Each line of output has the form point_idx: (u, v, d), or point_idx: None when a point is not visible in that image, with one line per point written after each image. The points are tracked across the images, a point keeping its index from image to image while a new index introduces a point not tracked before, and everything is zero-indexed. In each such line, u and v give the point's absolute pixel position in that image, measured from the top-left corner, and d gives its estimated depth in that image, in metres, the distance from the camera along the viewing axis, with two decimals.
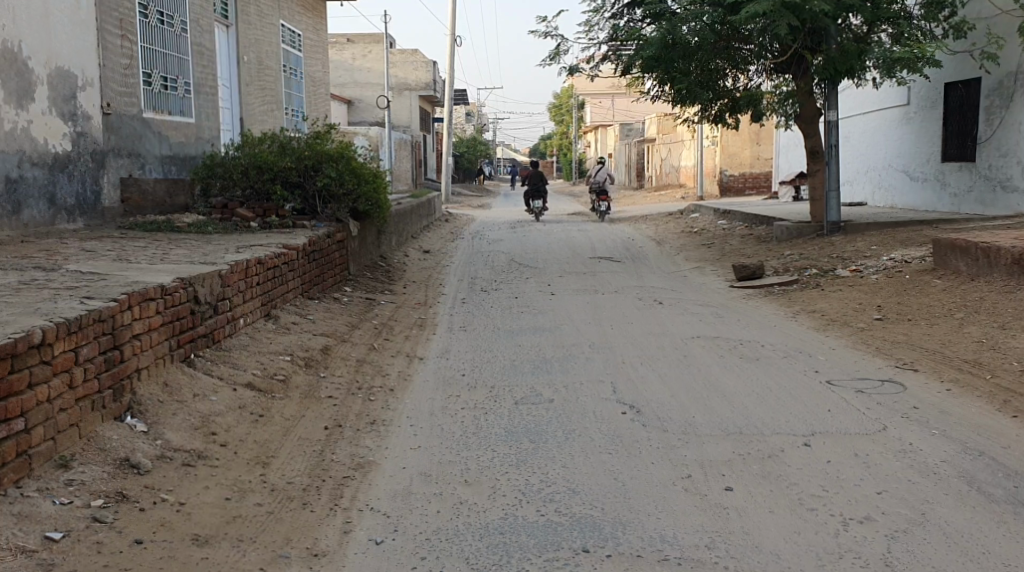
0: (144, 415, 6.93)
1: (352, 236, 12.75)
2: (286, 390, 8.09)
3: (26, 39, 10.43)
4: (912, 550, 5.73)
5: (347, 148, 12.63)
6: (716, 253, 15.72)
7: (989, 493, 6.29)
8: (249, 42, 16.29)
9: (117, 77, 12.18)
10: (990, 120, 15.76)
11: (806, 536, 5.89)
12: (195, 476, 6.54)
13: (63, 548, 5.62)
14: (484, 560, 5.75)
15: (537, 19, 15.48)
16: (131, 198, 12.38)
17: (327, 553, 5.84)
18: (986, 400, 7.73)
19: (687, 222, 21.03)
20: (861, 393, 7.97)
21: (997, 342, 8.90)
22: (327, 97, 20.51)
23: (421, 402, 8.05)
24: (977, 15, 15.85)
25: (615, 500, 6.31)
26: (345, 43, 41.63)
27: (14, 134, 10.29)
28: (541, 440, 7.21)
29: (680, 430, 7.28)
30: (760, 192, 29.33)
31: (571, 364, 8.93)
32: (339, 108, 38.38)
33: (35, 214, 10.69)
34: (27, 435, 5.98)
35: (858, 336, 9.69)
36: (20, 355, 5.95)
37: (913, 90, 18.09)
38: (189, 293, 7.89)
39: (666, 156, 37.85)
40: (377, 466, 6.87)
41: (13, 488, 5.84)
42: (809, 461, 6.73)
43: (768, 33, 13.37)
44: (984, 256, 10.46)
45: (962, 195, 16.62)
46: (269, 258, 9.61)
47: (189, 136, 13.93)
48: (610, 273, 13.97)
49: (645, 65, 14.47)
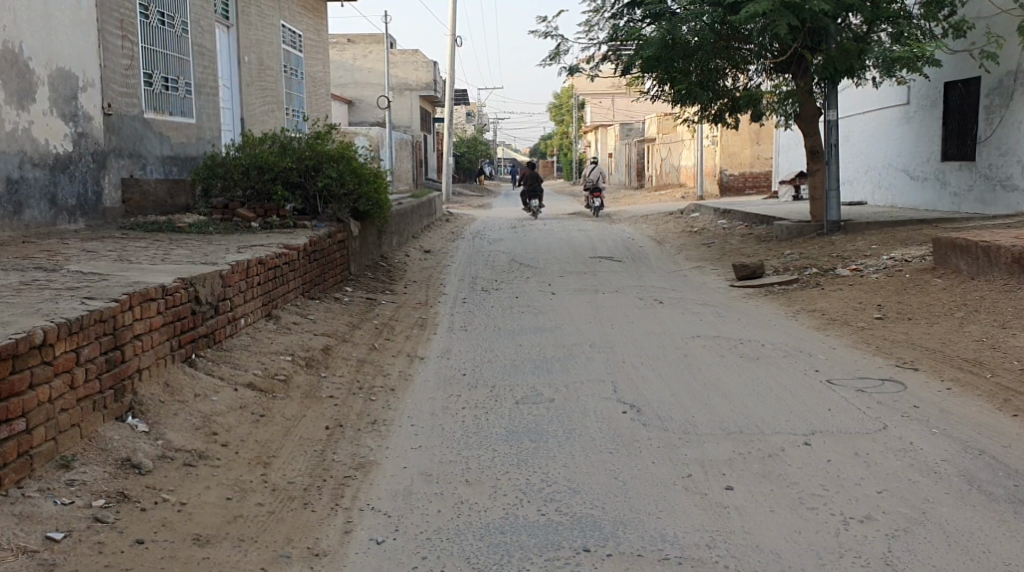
0: (145, 416, 6.94)
1: (352, 237, 12.76)
2: (286, 390, 8.10)
3: (26, 40, 10.43)
4: (912, 550, 5.74)
5: (347, 148, 12.64)
6: (716, 252, 15.72)
7: (989, 492, 6.29)
8: (249, 42, 16.30)
9: (117, 77, 12.19)
10: (991, 119, 15.76)
11: (806, 536, 5.89)
12: (196, 476, 6.55)
13: (64, 548, 5.63)
14: (485, 560, 5.76)
15: (537, 19, 15.50)
16: (132, 198, 12.39)
17: (328, 553, 5.85)
18: (986, 399, 7.73)
19: (688, 222, 21.04)
20: (862, 392, 7.98)
21: (997, 341, 8.90)
22: (327, 97, 20.52)
23: (421, 402, 8.05)
24: (977, 14, 15.85)
25: (616, 500, 6.32)
26: (345, 43, 41.66)
27: (15, 134, 10.29)
28: (541, 440, 7.22)
29: (680, 430, 7.29)
30: (761, 192, 29.34)
31: (571, 364, 8.93)
32: (339, 108, 38.40)
33: (36, 215, 10.71)
34: (28, 435, 5.98)
35: (859, 335, 9.69)
36: (21, 355, 5.96)
37: (913, 90, 18.11)
38: (190, 293, 7.89)
39: (667, 155, 37.80)
40: (377, 466, 6.88)
41: (14, 488, 5.85)
42: (809, 461, 6.74)
43: (767, 33, 13.37)
44: (985, 256, 10.46)
45: (962, 194, 16.63)
46: (270, 259, 9.62)
47: (190, 136, 13.93)
48: (611, 273, 13.97)
49: (645, 65, 14.48)
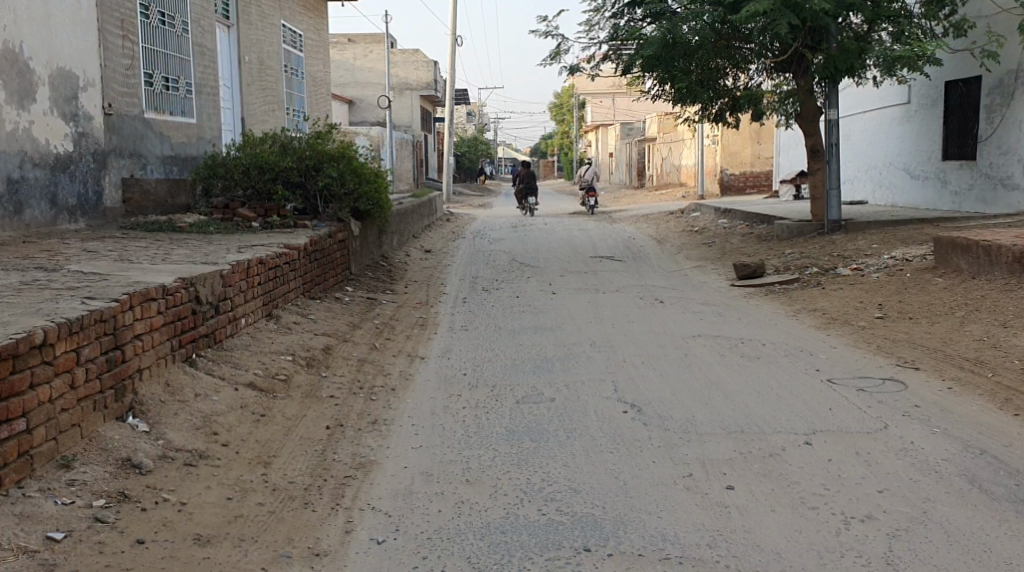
0: (145, 416, 6.94)
1: (353, 236, 12.75)
2: (287, 390, 8.09)
3: (27, 39, 10.43)
4: (913, 549, 5.73)
5: (347, 148, 12.64)
6: (717, 251, 15.73)
7: (990, 492, 6.29)
8: (250, 42, 16.31)
9: (118, 77, 12.18)
10: (991, 118, 15.75)
11: (807, 535, 5.89)
12: (196, 476, 6.54)
13: (64, 548, 5.63)
14: (485, 560, 5.75)
15: (538, 19, 15.51)
16: (132, 198, 12.38)
17: (328, 553, 5.84)
18: (987, 398, 7.72)
19: (689, 221, 21.05)
20: (862, 391, 7.97)
21: (998, 340, 8.89)
22: (328, 97, 20.52)
23: (422, 402, 8.05)
24: (978, 13, 15.84)
25: (616, 499, 6.31)
26: (346, 43, 41.65)
27: (16, 134, 10.29)
28: (542, 439, 7.21)
29: (681, 429, 7.29)
30: (762, 191, 29.35)
31: (572, 364, 8.92)
32: (339, 107, 38.42)
33: (37, 215, 10.70)
34: (28, 436, 5.98)
35: (860, 335, 9.68)
36: (21, 355, 5.95)
37: (914, 89, 18.10)
38: (190, 294, 7.88)
39: (668, 155, 37.78)
40: (377, 465, 6.88)
41: (14, 488, 5.85)
42: (810, 460, 6.73)
43: (767, 33, 13.28)
44: (986, 255, 10.45)
45: (963, 193, 16.62)
46: (271, 259, 9.61)
47: (190, 136, 13.92)
48: (612, 272, 13.97)
49: (645, 65, 14.48)
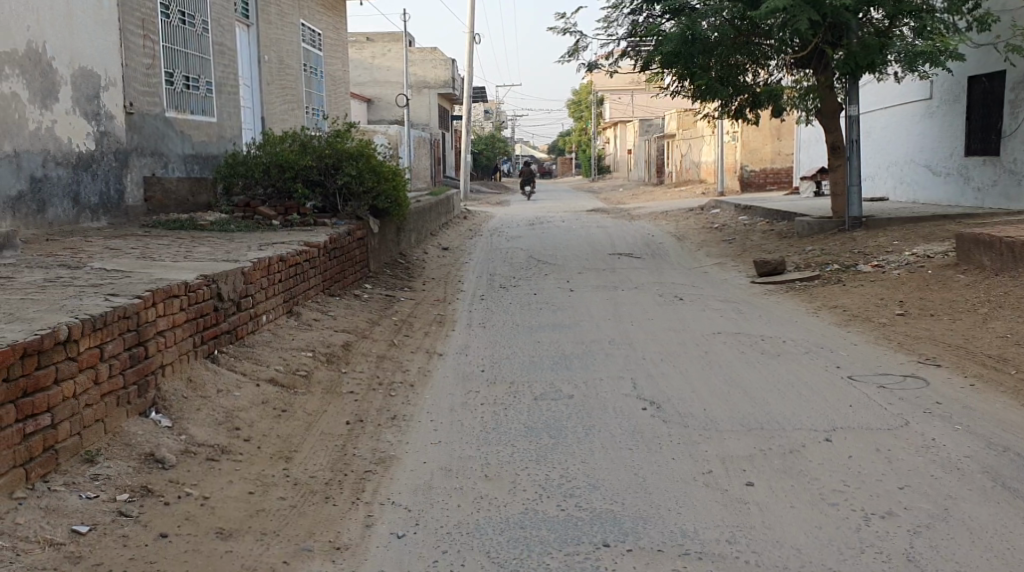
0: (168, 411, 6.98)
1: (371, 233, 12.80)
2: (308, 385, 8.15)
3: (49, 39, 10.52)
4: (934, 546, 5.73)
5: (366, 146, 12.69)
6: (737, 249, 15.67)
7: (1013, 488, 6.28)
8: (270, 40, 16.34)
9: (139, 77, 12.26)
10: (1015, 112, 15.67)
11: (827, 531, 5.89)
12: (219, 470, 6.60)
13: (89, 542, 5.68)
14: (506, 554, 5.78)
15: (557, 16, 15.55)
16: (154, 197, 12.47)
17: (349, 548, 5.88)
18: (1011, 395, 7.71)
19: (708, 218, 21.04)
20: (883, 388, 7.96)
21: (1020, 337, 8.86)
22: (347, 94, 20.67)
23: (442, 398, 8.10)
24: (1002, 8, 15.78)
25: (637, 496, 6.32)
26: (364, 41, 41.79)
27: (38, 134, 10.38)
28: (561, 435, 7.25)
29: (701, 426, 7.29)
30: (780, 188, 29.28)
31: (591, 361, 8.93)
32: (358, 106, 38.63)
33: (60, 213, 10.79)
34: (53, 431, 6.04)
35: (880, 331, 9.67)
36: (45, 351, 6.01)
37: (936, 84, 18.00)
38: (212, 290, 7.94)
39: (686, 153, 37.84)
40: (399, 461, 6.92)
41: (40, 482, 5.91)
42: (830, 457, 6.73)
43: (788, 28, 13.14)
44: (1009, 252, 10.37)
45: (985, 188, 16.54)
46: (291, 257, 9.66)
47: (211, 135, 14.02)
48: (631, 270, 13.96)
49: (664, 62, 14.51)
